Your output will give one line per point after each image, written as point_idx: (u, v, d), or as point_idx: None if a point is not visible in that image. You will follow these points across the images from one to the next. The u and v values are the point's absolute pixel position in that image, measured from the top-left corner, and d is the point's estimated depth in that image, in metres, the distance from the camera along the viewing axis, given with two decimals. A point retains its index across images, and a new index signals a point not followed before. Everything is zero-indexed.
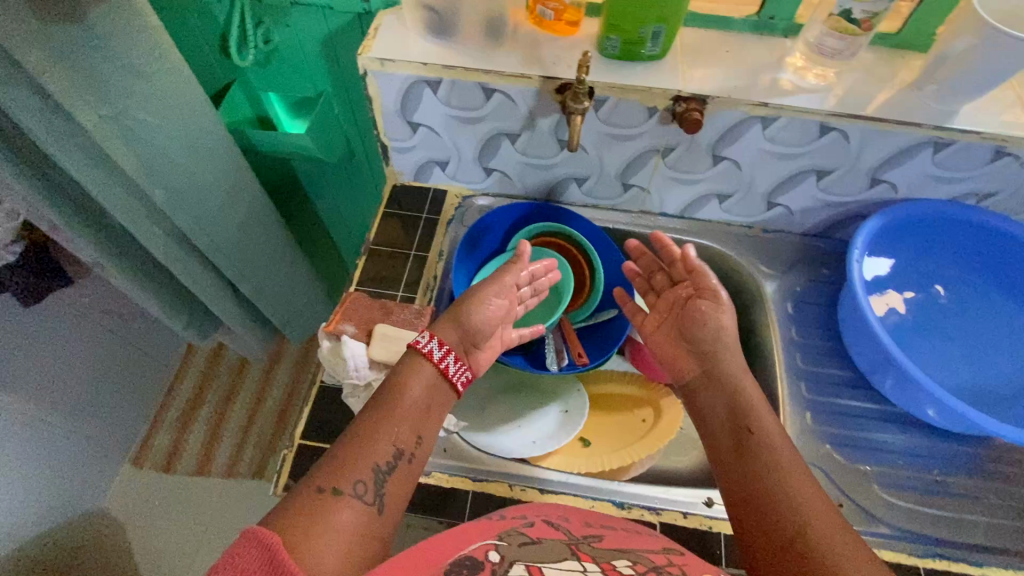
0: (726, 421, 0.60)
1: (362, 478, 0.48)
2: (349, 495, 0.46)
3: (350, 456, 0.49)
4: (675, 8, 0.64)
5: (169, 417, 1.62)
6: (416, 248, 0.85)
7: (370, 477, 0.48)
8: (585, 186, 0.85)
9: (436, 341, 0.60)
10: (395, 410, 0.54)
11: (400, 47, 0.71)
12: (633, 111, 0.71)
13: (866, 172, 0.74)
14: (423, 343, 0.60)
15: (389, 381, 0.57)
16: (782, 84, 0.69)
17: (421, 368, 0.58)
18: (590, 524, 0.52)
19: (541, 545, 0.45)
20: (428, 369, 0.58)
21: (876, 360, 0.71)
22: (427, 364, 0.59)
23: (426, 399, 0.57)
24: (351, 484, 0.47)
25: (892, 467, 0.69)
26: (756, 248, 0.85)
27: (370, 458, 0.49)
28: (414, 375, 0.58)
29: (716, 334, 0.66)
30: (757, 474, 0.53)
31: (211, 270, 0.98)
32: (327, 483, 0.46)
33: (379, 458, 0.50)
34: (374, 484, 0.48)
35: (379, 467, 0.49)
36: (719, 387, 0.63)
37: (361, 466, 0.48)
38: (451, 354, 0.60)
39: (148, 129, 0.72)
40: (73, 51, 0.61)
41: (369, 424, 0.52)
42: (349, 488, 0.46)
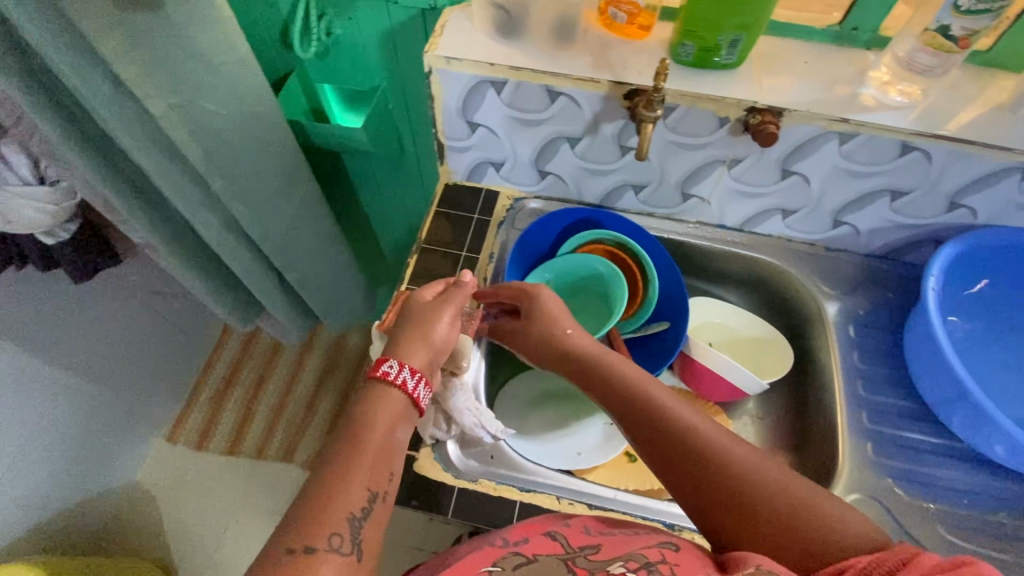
0: (636, 429, 0.55)
1: (338, 529, 0.44)
2: (324, 552, 0.42)
3: (324, 502, 0.44)
4: (758, 16, 0.61)
5: (204, 397, 1.66)
6: (467, 250, 0.84)
7: (346, 528, 0.44)
8: (642, 194, 0.83)
9: (408, 370, 0.55)
10: (358, 452, 0.48)
11: (467, 46, 0.70)
12: (704, 120, 0.69)
13: (945, 195, 0.70)
14: (393, 373, 0.54)
15: (355, 412, 0.52)
16: (863, 99, 0.66)
17: (389, 397, 0.53)
18: (590, 530, 0.52)
19: (536, 565, 0.46)
20: (398, 397, 0.53)
21: (946, 394, 0.68)
22: (396, 392, 0.54)
23: (392, 432, 0.51)
24: (326, 537, 0.43)
25: (955, 506, 0.66)
26: (817, 267, 0.82)
27: (345, 505, 0.45)
28: (380, 405, 0.52)
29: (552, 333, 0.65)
30: (656, 431, 0.53)
31: (260, 259, 0.99)
32: (299, 540, 0.42)
33: (352, 504, 0.45)
34: (350, 534, 0.44)
35: (353, 515, 0.45)
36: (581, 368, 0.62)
37: (336, 515, 0.44)
38: (422, 380, 0.55)
39: (212, 117, 0.72)
40: (148, 39, 0.61)
41: (332, 472, 0.47)
42: (324, 544, 0.42)
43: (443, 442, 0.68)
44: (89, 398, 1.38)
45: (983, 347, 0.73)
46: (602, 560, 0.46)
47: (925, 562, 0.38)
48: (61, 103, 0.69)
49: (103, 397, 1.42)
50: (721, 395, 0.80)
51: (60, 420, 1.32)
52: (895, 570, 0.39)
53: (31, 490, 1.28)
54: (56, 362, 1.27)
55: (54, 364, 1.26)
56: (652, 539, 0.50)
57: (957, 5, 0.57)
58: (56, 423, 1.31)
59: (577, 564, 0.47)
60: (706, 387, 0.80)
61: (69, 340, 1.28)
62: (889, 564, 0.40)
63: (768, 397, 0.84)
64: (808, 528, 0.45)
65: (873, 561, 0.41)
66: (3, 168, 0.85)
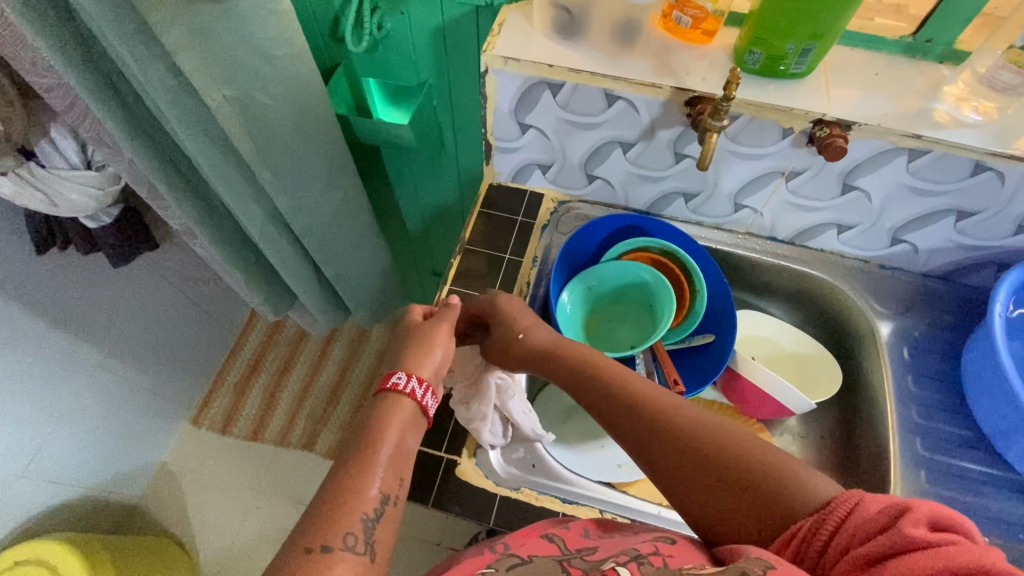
0: (614, 418, 0.54)
1: (353, 530, 0.44)
2: (341, 550, 0.43)
3: (340, 504, 0.45)
4: (833, 25, 0.59)
5: (229, 381, 1.68)
6: (510, 252, 0.83)
7: (360, 527, 0.45)
8: (692, 203, 0.81)
9: (416, 379, 0.56)
10: (369, 458, 0.49)
11: (526, 47, 0.68)
12: (767, 130, 0.67)
13: (1016, 218, 0.67)
14: (403, 383, 0.56)
15: (367, 421, 0.53)
16: (937, 115, 0.63)
17: (399, 405, 0.54)
18: (589, 534, 0.52)
19: (532, 565, 0.46)
20: (408, 404, 0.54)
21: (1010, 426, 0.65)
22: (405, 400, 0.54)
23: (405, 438, 0.53)
24: (342, 537, 0.44)
25: (1012, 540, 0.64)
26: (871, 284, 0.80)
27: (359, 506, 0.46)
28: (390, 413, 0.53)
29: (508, 335, 0.63)
30: (613, 414, 0.54)
31: (298, 250, 0.98)
32: (316, 539, 0.43)
33: (365, 505, 0.46)
34: (365, 534, 0.45)
35: (367, 515, 0.46)
36: (535, 354, 0.61)
37: (351, 516, 0.45)
38: (429, 390, 0.57)
39: (264, 110, 0.72)
40: (209, 29, 0.61)
41: (347, 471, 0.48)
42: (339, 542, 0.43)
43: (486, 449, 0.67)
44: (121, 379, 1.40)
45: None
46: (597, 559, 0.46)
47: (870, 512, 0.40)
48: (117, 90, 0.69)
49: (134, 378, 1.44)
50: (767, 412, 0.78)
51: (92, 399, 1.34)
52: (841, 528, 0.40)
53: (61, 466, 1.30)
54: (91, 343, 1.28)
55: (89, 344, 1.28)
56: (648, 536, 0.49)
57: None
58: (89, 402, 1.33)
59: (573, 564, 0.46)
60: (752, 404, 0.78)
61: (104, 322, 1.30)
62: (834, 520, 0.41)
63: (812, 416, 0.82)
64: (765, 493, 0.45)
65: (818, 522, 0.41)
66: (54, 152, 0.86)
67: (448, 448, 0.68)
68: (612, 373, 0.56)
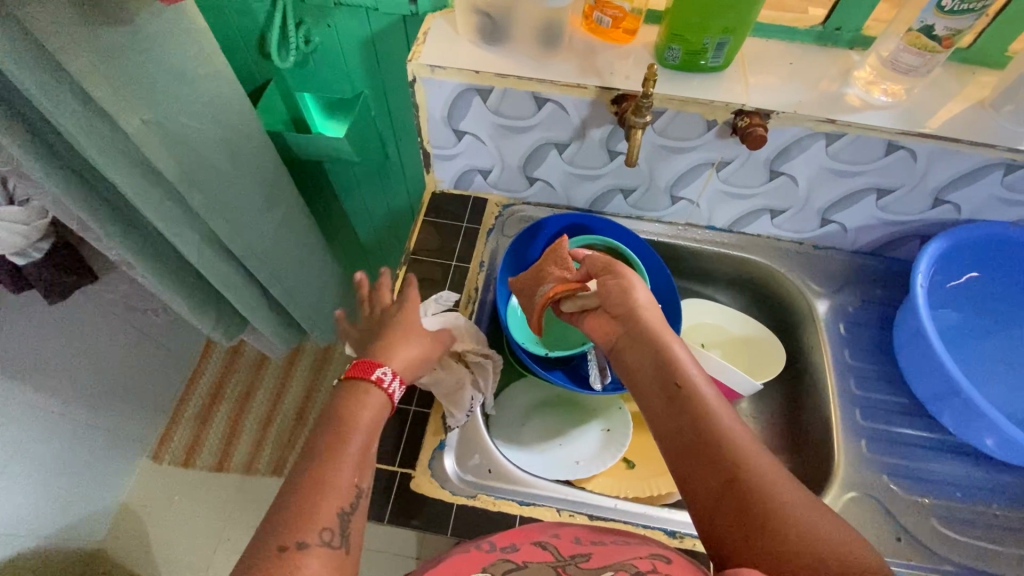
0: (688, 432, 0.50)
1: (330, 524, 0.44)
2: (317, 546, 0.42)
3: (309, 503, 0.44)
4: (743, 18, 0.61)
5: (189, 413, 1.62)
6: (457, 259, 0.83)
7: (335, 520, 0.44)
8: (631, 198, 0.83)
9: (398, 382, 0.58)
10: (340, 451, 0.49)
11: (451, 54, 0.69)
12: (692, 124, 0.68)
13: (930, 192, 0.71)
14: (387, 381, 0.57)
15: (336, 413, 0.52)
16: (850, 100, 0.66)
17: (371, 396, 0.55)
18: (581, 540, 0.51)
19: (527, 570, 0.46)
20: (377, 396, 0.55)
21: (938, 391, 0.68)
22: (377, 391, 0.55)
23: (376, 429, 0.53)
24: (318, 532, 0.43)
25: (949, 500, 0.66)
26: (807, 265, 0.83)
27: (333, 501, 0.45)
28: (362, 401, 0.54)
29: (625, 303, 0.62)
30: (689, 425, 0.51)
31: (242, 272, 0.96)
32: (292, 536, 0.42)
33: (341, 500, 0.46)
34: (340, 528, 0.44)
35: (344, 510, 0.45)
36: (637, 343, 0.59)
37: (324, 511, 0.44)
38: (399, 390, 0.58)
39: (187, 132, 0.69)
40: (119, 54, 0.59)
41: (314, 465, 0.47)
42: (315, 538, 0.43)
43: (440, 457, 0.67)
44: (67, 420, 1.34)
45: (956, 334, 0.74)
46: (592, 568, 0.46)
47: None
48: (28, 121, 0.66)
49: (81, 419, 1.37)
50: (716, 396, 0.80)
51: (37, 446, 1.27)
52: None
53: (9, 518, 1.23)
54: (30, 385, 1.22)
55: (30, 387, 1.22)
56: (643, 550, 0.49)
57: (940, 5, 0.57)
58: (35, 448, 1.26)
59: (568, 572, 0.46)
60: None
61: (45, 362, 1.24)
62: None
63: (763, 396, 0.84)
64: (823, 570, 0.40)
65: None
66: None
67: (402, 462, 0.66)
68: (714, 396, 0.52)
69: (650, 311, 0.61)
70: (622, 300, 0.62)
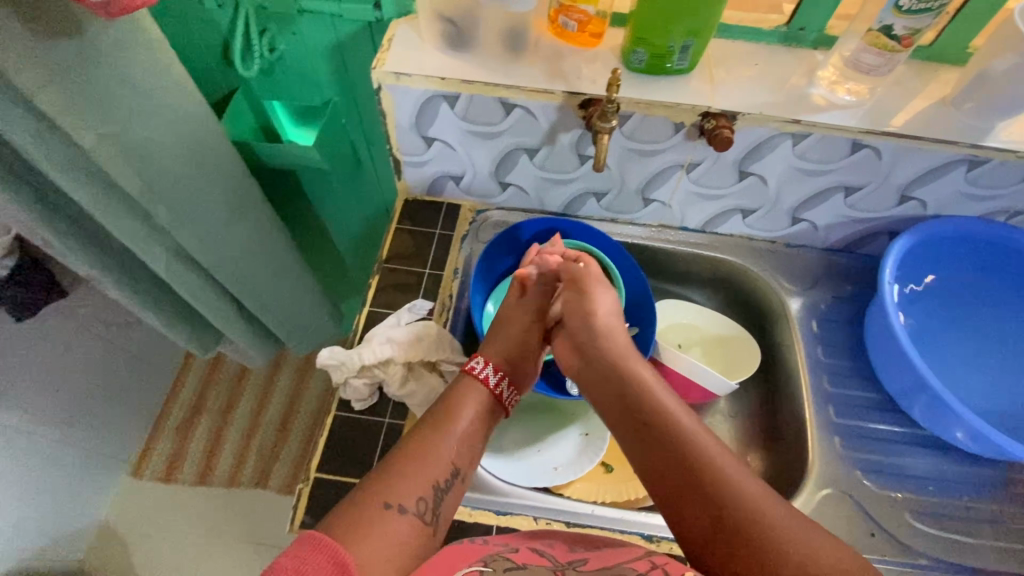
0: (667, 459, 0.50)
1: (425, 497, 0.50)
2: (412, 512, 0.48)
3: (413, 473, 0.51)
4: (706, 21, 0.61)
5: (169, 425, 1.59)
6: (430, 267, 0.82)
7: (430, 493, 0.50)
8: (604, 201, 0.83)
9: (491, 367, 0.62)
10: (448, 430, 0.55)
11: (416, 61, 0.68)
12: (660, 127, 0.68)
13: (896, 189, 0.72)
14: (479, 369, 0.62)
15: (449, 395, 0.60)
16: (815, 99, 0.67)
17: (472, 387, 0.61)
18: (575, 547, 0.50)
19: (527, 571, 0.44)
20: (481, 390, 0.61)
21: (908, 386, 0.69)
22: (478, 386, 0.61)
23: (479, 417, 0.59)
24: (414, 501, 0.49)
25: (922, 493, 0.67)
26: (779, 263, 0.84)
27: (432, 475, 0.52)
28: (468, 392, 0.60)
29: (592, 331, 0.64)
30: (665, 451, 0.51)
31: (213, 284, 0.94)
32: (393, 499, 0.48)
33: (437, 475, 0.52)
34: (432, 503, 0.50)
35: (439, 484, 0.51)
36: (607, 374, 0.60)
37: (423, 483, 0.51)
38: (503, 378, 0.63)
39: (148, 145, 0.68)
40: (71, 67, 0.57)
41: (426, 437, 0.54)
42: (411, 505, 0.49)
43: None
44: (42, 439, 1.30)
45: (927, 329, 0.75)
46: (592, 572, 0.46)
47: None
48: None
49: (55, 438, 1.34)
50: (693, 397, 0.80)
51: (9, 466, 1.24)
52: None
53: None
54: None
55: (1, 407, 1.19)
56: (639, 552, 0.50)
57: (898, 5, 0.58)
58: (8, 469, 1.23)
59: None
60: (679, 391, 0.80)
61: (16, 381, 1.20)
62: None
63: (741, 395, 0.84)
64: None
65: None
66: None
67: None
68: (679, 411, 0.54)
69: (617, 339, 0.63)
70: (588, 327, 0.64)
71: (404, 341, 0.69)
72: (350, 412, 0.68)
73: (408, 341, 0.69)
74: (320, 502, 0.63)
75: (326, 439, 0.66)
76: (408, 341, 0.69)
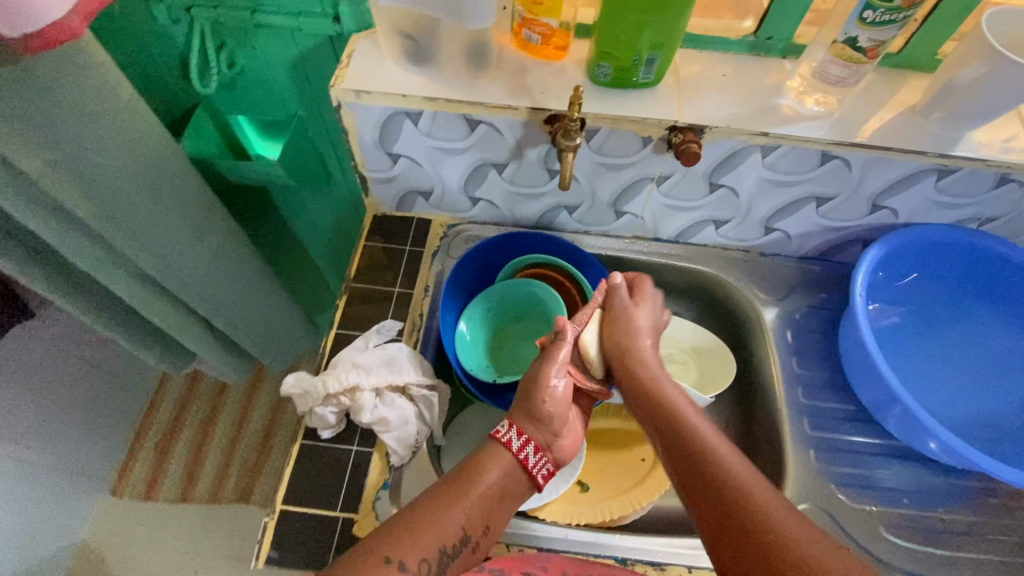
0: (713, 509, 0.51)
1: (428, 558, 0.50)
2: (412, 573, 0.48)
3: (421, 532, 0.51)
4: (670, 34, 0.60)
5: (148, 444, 1.56)
6: (400, 285, 0.80)
7: (434, 556, 0.50)
8: (577, 214, 0.81)
9: (516, 430, 0.61)
10: (466, 493, 0.55)
11: (376, 78, 0.66)
12: (628, 141, 0.67)
13: (868, 198, 0.71)
14: (504, 433, 0.61)
15: (472, 458, 0.59)
16: (783, 111, 0.65)
17: (499, 456, 0.59)
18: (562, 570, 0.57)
19: None
20: (507, 457, 0.59)
21: (881, 398, 0.69)
22: (505, 453, 0.59)
23: (501, 485, 0.58)
24: (416, 560, 0.49)
25: (897, 507, 0.67)
26: (753, 273, 0.83)
27: (439, 538, 0.51)
28: (494, 460, 0.59)
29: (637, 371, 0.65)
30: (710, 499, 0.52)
31: (180, 305, 0.91)
32: (396, 554, 0.48)
33: (445, 540, 0.51)
34: (434, 566, 0.50)
35: (445, 550, 0.51)
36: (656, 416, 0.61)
37: (428, 542, 0.50)
38: (530, 444, 0.60)
39: (100, 170, 0.66)
40: (10, 94, 0.55)
41: (440, 499, 0.54)
42: (412, 565, 0.48)
43: (384, 498, 0.63)
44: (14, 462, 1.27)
45: (901, 339, 0.75)
46: None
47: None
48: None
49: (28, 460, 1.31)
50: None
51: None
52: None
53: None
54: None
55: None
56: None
57: (862, 17, 0.57)
58: None
59: None
60: None
61: None
62: None
63: (719, 407, 0.84)
64: None
65: None
66: None
67: (344, 506, 0.63)
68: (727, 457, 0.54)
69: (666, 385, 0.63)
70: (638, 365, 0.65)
71: (372, 366, 0.67)
72: (316, 440, 0.67)
73: (374, 366, 0.67)
74: (287, 535, 0.61)
75: (292, 468, 0.65)
76: (374, 366, 0.67)
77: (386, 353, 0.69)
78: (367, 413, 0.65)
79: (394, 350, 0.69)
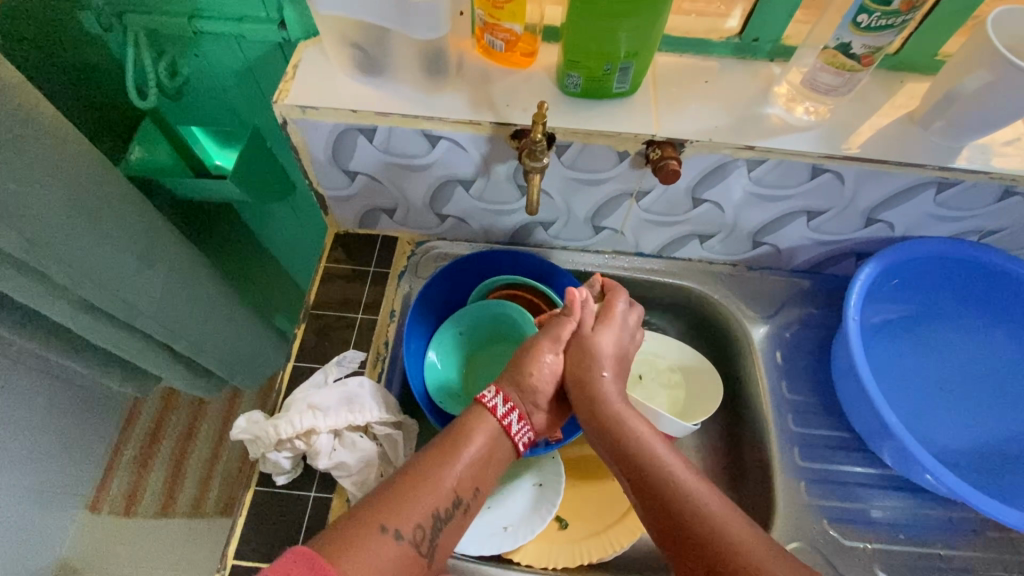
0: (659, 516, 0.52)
1: (423, 523, 0.49)
2: (406, 540, 0.48)
3: (416, 494, 0.50)
4: (646, 40, 0.54)
5: (127, 458, 1.47)
6: (364, 310, 0.75)
7: (429, 521, 0.50)
8: (552, 230, 0.76)
9: (502, 397, 0.59)
10: (457, 455, 0.54)
11: (323, 91, 0.60)
12: (602, 155, 0.61)
13: (862, 212, 0.66)
14: (489, 398, 0.59)
15: (460, 418, 0.58)
16: (771, 121, 0.60)
17: (484, 418, 0.58)
18: None
19: None
20: (493, 423, 0.58)
21: (875, 428, 0.65)
22: (489, 418, 0.58)
23: (490, 447, 0.57)
24: (411, 527, 0.49)
25: (891, 542, 0.64)
26: (741, 289, 0.78)
27: (433, 502, 0.51)
28: (481, 420, 0.57)
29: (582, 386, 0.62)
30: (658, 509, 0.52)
31: (135, 331, 0.86)
32: (391, 521, 0.48)
33: (439, 504, 0.51)
34: (430, 533, 0.50)
35: (439, 514, 0.51)
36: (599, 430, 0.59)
37: (422, 510, 0.50)
38: (514, 412, 0.59)
39: (24, 201, 0.60)
40: None
41: (431, 460, 0.53)
42: (408, 533, 0.48)
43: None
44: None
45: (897, 360, 0.71)
46: None
47: None
48: None
49: None
50: None
51: None
52: None
53: None
54: None
55: None
56: None
57: (856, 21, 0.52)
58: None
59: None
60: None
61: None
62: None
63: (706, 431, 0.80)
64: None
65: None
66: None
67: None
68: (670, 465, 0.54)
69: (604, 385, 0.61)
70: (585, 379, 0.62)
71: (330, 404, 0.63)
72: (270, 486, 0.62)
73: (332, 404, 0.63)
74: None
75: (245, 518, 0.61)
76: (332, 404, 0.63)
77: (346, 388, 0.64)
78: (325, 455, 0.60)
79: (355, 383, 0.64)
